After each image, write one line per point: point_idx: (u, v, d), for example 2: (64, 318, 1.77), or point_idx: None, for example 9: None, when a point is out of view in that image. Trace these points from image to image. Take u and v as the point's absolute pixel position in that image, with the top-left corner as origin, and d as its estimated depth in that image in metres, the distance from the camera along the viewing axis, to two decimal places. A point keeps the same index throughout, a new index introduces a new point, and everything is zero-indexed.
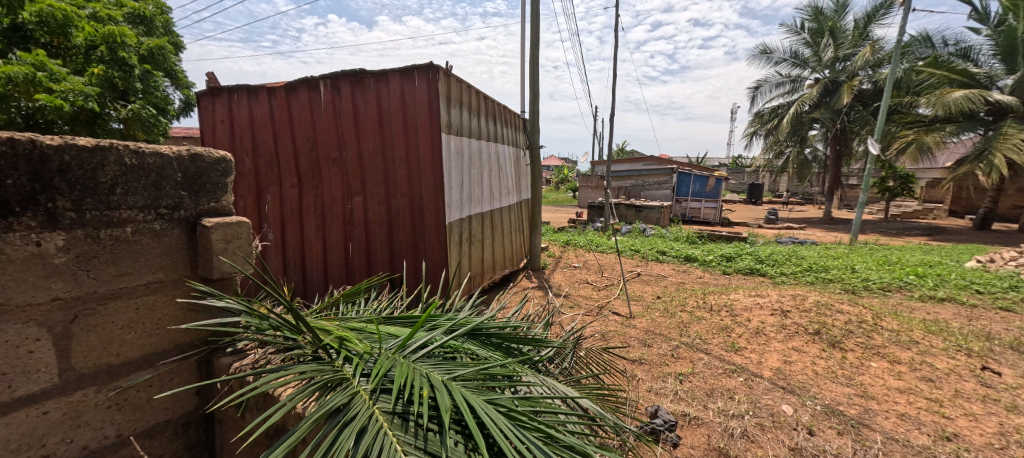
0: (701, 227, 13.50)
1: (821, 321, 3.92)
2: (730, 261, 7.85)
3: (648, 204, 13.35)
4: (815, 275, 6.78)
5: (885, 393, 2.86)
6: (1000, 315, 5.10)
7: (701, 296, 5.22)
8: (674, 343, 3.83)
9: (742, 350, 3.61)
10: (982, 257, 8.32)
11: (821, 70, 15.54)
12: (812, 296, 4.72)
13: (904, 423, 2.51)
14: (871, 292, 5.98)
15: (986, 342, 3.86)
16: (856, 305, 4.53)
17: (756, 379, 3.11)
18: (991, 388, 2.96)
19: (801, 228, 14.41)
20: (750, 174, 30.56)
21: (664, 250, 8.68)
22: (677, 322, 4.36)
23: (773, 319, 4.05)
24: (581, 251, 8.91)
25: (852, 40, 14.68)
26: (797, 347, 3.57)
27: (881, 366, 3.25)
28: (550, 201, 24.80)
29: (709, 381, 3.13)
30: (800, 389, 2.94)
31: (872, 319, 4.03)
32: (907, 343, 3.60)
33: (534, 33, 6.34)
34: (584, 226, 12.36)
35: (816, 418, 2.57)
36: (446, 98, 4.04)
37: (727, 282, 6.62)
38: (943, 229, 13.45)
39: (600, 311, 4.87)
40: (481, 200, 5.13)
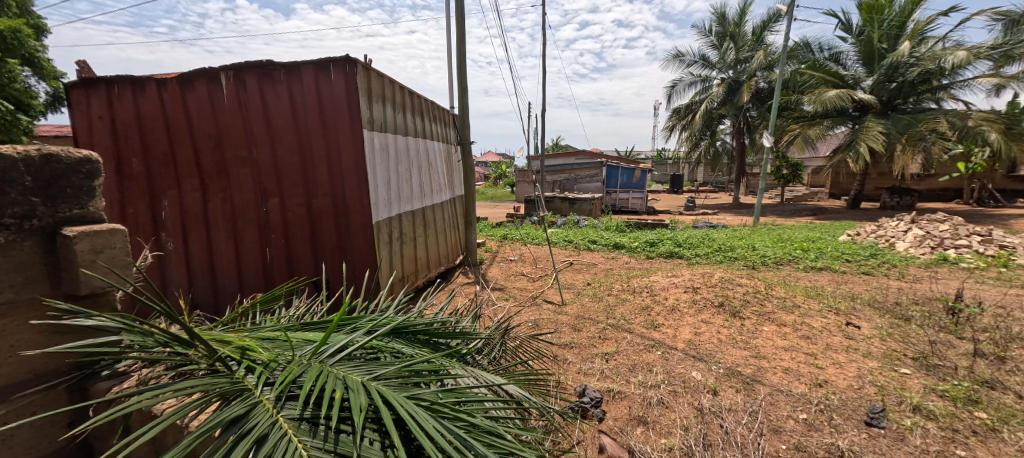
0: (629, 216, 14.38)
1: (725, 294, 4.41)
2: (653, 246, 8.46)
3: (580, 196, 13.91)
4: (724, 254, 7.57)
5: (774, 352, 3.30)
6: (865, 279, 6.08)
7: (626, 280, 5.59)
8: (602, 325, 4.08)
9: (660, 326, 3.94)
10: (852, 231, 9.83)
11: (726, 71, 17.20)
12: (718, 273, 5.27)
13: (787, 376, 2.92)
14: (768, 267, 6.82)
15: (852, 301, 4.60)
16: (753, 278, 5.14)
17: (671, 352, 3.42)
18: (853, 339, 3.53)
19: (714, 213, 15.92)
20: (671, 165, 33.07)
21: (595, 240, 9.12)
22: (604, 306, 4.64)
23: (686, 296, 4.48)
24: (517, 245, 9.06)
25: (750, 44, 16.43)
26: (705, 319, 3.97)
27: (771, 329, 3.73)
28: (488, 197, 24.85)
29: (632, 357, 3.38)
30: (707, 356, 3.28)
31: (764, 289, 4.63)
32: (791, 308, 4.19)
33: (460, 28, 6.30)
34: (521, 220, 12.58)
35: (719, 380, 2.89)
36: (366, 92, 3.90)
37: (651, 265, 7.14)
38: (825, 209, 15.64)
39: (534, 301, 5.02)
40: (411, 198, 5.02)
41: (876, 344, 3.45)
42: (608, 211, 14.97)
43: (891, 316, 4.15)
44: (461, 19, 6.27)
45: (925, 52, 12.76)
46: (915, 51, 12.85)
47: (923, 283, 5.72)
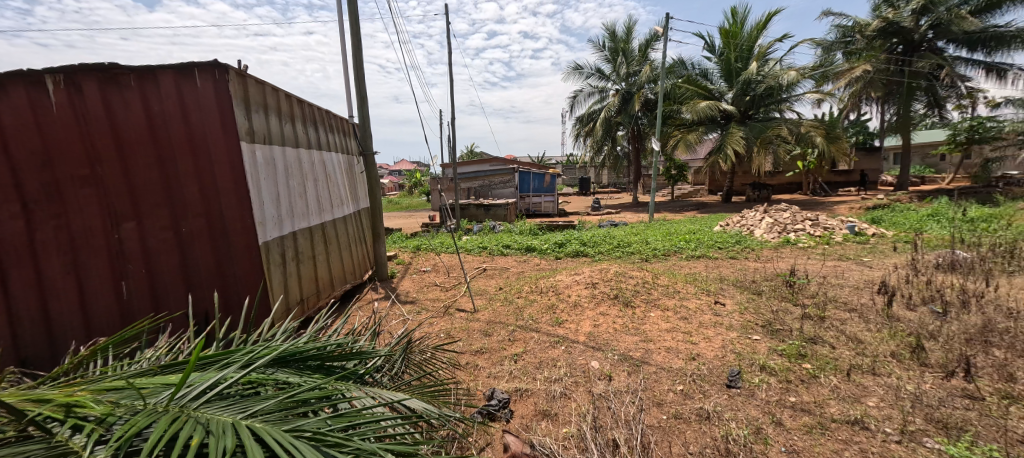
0: (541, 220, 14.98)
1: (619, 286, 4.85)
2: (562, 247, 8.94)
3: (494, 203, 14.13)
4: (622, 250, 8.29)
5: (659, 334, 3.73)
6: (733, 263, 7.13)
7: (534, 282, 5.83)
8: (511, 327, 4.20)
9: (564, 322, 4.19)
10: (724, 222, 11.45)
11: (619, 83, 18.87)
12: (614, 267, 5.77)
13: (669, 354, 3.32)
14: (659, 258, 7.64)
15: (721, 283, 5.37)
16: (643, 270, 5.72)
17: (574, 345, 3.65)
18: (719, 316, 4.14)
19: (617, 213, 17.33)
20: (579, 170, 35.24)
21: (508, 244, 9.34)
22: (514, 308, 4.79)
23: (586, 291, 4.83)
24: (430, 255, 8.90)
25: (638, 60, 18.29)
26: (603, 311, 4.33)
27: (657, 314, 4.21)
28: (402, 207, 23.93)
29: (539, 354, 3.55)
30: (604, 346, 3.58)
31: (652, 279, 5.19)
32: (673, 293, 4.76)
33: (355, 34, 6.03)
34: (437, 229, 12.37)
35: (614, 366, 3.18)
36: (241, 101, 3.58)
37: (561, 265, 7.54)
38: (705, 204, 17.96)
39: (447, 310, 4.99)
40: (307, 213, 4.64)
41: (736, 317, 4.09)
42: (521, 216, 15.42)
43: (749, 292, 4.94)
44: (355, 26, 6.02)
45: (769, 71, 15.40)
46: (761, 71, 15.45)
47: (774, 262, 6.90)
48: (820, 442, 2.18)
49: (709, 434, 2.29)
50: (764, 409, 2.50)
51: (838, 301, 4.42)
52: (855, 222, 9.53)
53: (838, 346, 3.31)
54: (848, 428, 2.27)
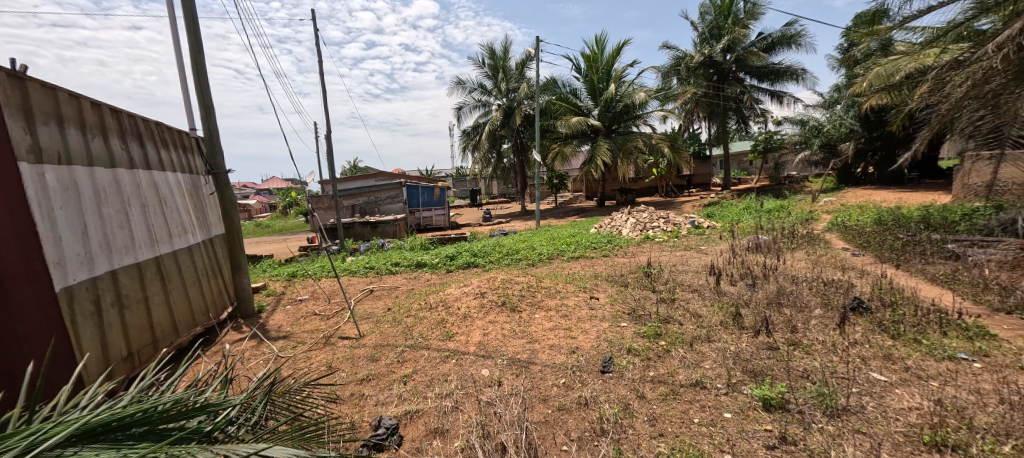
0: (433, 233, 14.67)
1: (506, 293, 5.04)
2: (453, 259, 8.90)
3: (382, 219, 13.38)
4: (511, 257, 8.61)
5: (543, 334, 3.95)
6: (607, 260, 7.96)
7: (423, 298, 5.66)
8: (400, 348, 4.02)
9: (454, 335, 4.18)
10: (599, 224, 12.72)
11: (501, 98, 19.68)
12: (501, 275, 5.96)
13: (552, 352, 3.55)
14: (544, 262, 8.14)
15: (597, 279, 5.95)
16: (528, 275, 6.02)
17: (464, 357, 3.66)
18: (594, 309, 4.58)
19: (507, 222, 17.95)
20: (469, 182, 35.56)
21: (397, 261, 8.94)
22: (403, 328, 4.60)
23: (474, 302, 4.89)
24: (307, 281, 8.04)
25: (516, 77, 19.34)
26: (491, 319, 4.44)
27: (541, 315, 4.47)
28: (274, 230, 21.16)
29: (429, 372, 3.46)
30: (494, 353, 3.66)
31: (536, 283, 5.50)
32: (554, 293, 5.12)
33: (192, 33, 5.18)
34: (317, 252, 11.23)
35: (503, 371, 3.27)
36: (17, 110, 2.81)
37: (452, 278, 7.50)
38: (584, 209, 19.71)
39: (327, 341, 4.55)
40: (134, 247, 3.81)
41: (608, 308, 4.58)
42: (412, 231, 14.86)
43: (618, 285, 5.56)
44: (192, 25, 5.18)
45: (625, 92, 17.69)
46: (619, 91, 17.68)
47: (638, 257, 7.90)
48: (673, 407, 2.56)
49: (587, 419, 2.50)
50: (631, 386, 2.84)
51: (685, 284, 5.26)
52: (695, 218, 11.48)
53: (684, 322, 3.94)
54: (692, 390, 2.71)
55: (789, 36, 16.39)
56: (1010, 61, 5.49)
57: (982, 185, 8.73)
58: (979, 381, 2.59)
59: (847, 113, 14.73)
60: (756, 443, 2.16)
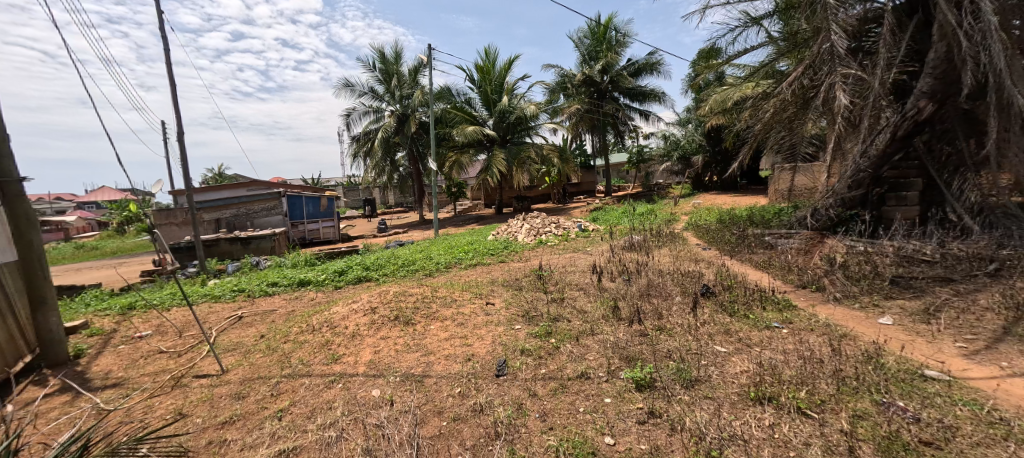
0: (320, 247, 13.33)
1: (398, 307, 4.82)
2: (342, 275, 8.20)
3: (256, 234, 11.67)
4: (407, 269, 8.28)
5: (439, 345, 3.87)
6: (504, 266, 8.16)
7: (305, 319, 5.09)
8: (275, 379, 3.53)
9: (341, 357, 3.84)
10: (496, 231, 12.97)
11: (393, 104, 18.88)
12: (394, 288, 5.67)
13: (447, 362, 3.48)
14: (441, 272, 8.01)
15: (493, 285, 6.04)
16: (423, 286, 5.85)
17: (352, 379, 3.38)
18: (490, 315, 4.64)
19: (403, 232, 17.24)
20: (362, 192, 33.23)
21: (274, 281, 7.90)
22: (280, 355, 4.07)
23: (364, 319, 4.57)
24: (150, 313, 6.60)
25: (409, 83, 18.72)
26: (383, 336, 4.20)
27: (436, 326, 4.38)
28: (106, 252, 17.00)
29: (310, 402, 3.10)
30: (386, 371, 3.45)
31: (431, 293, 5.38)
32: (449, 303, 5.05)
33: None
34: (167, 276, 9.35)
35: (396, 389, 3.10)
36: None
37: (341, 295, 6.90)
38: (483, 217, 19.95)
39: (177, 382, 3.78)
40: None
41: (503, 313, 4.68)
42: (294, 246, 13.31)
43: (513, 289, 5.73)
44: None
45: (517, 104, 18.41)
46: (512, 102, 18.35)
47: (532, 261, 8.29)
48: (561, 400, 2.70)
49: (481, 425, 2.50)
50: (524, 386, 2.93)
51: (573, 283, 5.68)
52: (582, 222, 12.46)
53: (572, 319, 4.23)
54: (579, 382, 2.90)
55: (651, 63, 18.92)
56: (798, 95, 7.11)
57: (785, 190, 11.17)
58: (787, 343, 3.27)
59: (696, 131, 17.54)
60: (630, 422, 2.39)
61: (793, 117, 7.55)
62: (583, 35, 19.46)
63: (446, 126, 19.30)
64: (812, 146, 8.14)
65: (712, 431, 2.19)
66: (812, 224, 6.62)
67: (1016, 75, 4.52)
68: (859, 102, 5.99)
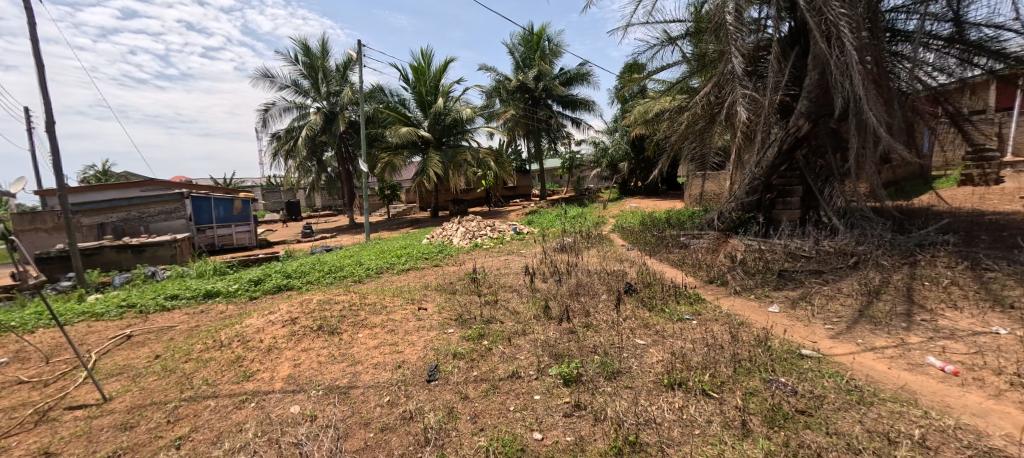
0: (232, 255, 12.05)
1: (322, 316, 4.55)
2: (258, 284, 7.50)
3: (152, 240, 10.23)
4: (333, 276, 7.78)
5: (366, 354, 3.71)
6: (438, 270, 8.03)
7: (213, 335, 4.58)
8: (172, 404, 3.13)
9: (254, 374, 3.51)
10: (431, 234, 12.68)
11: (319, 101, 17.71)
12: (317, 297, 5.33)
13: (375, 371, 3.35)
14: (371, 278, 7.67)
15: (426, 290, 5.91)
16: (350, 293, 5.57)
17: (268, 396, 3.11)
18: (422, 320, 4.54)
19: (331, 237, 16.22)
20: (285, 193, 30.63)
21: (174, 293, 6.99)
22: (179, 376, 3.62)
23: (283, 331, 4.25)
24: (6, 337, 5.49)
25: (337, 79, 17.62)
26: (305, 347, 3.92)
27: (364, 334, 4.19)
28: None
29: (215, 426, 2.79)
30: (306, 385, 3.22)
31: (359, 301, 5.14)
32: (379, 310, 4.85)
33: None
34: (32, 292, 7.86)
35: (318, 403, 2.91)
36: None
37: (257, 307, 6.30)
38: (418, 220, 19.43)
39: (42, 417, 3.19)
40: None
41: (436, 317, 4.61)
42: (201, 253, 11.89)
43: (447, 293, 5.66)
44: None
45: (452, 107, 18.19)
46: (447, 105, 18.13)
47: (467, 264, 8.26)
48: (492, 401, 2.72)
49: (410, 433, 2.44)
50: (455, 390, 2.91)
51: (507, 285, 5.76)
52: (517, 225, 12.66)
53: (505, 320, 4.30)
54: (509, 382, 2.95)
55: (582, 73, 19.79)
56: (706, 110, 7.90)
57: (697, 196, 12.33)
58: (695, 333, 3.62)
59: (622, 140, 18.71)
60: (557, 416, 2.48)
61: (702, 130, 8.37)
62: (517, 42, 19.83)
63: (379, 126, 18.55)
64: (719, 156, 9.08)
65: (630, 418, 2.36)
66: (718, 225, 7.36)
67: (870, 101, 5.41)
68: (754, 119, 6.81)
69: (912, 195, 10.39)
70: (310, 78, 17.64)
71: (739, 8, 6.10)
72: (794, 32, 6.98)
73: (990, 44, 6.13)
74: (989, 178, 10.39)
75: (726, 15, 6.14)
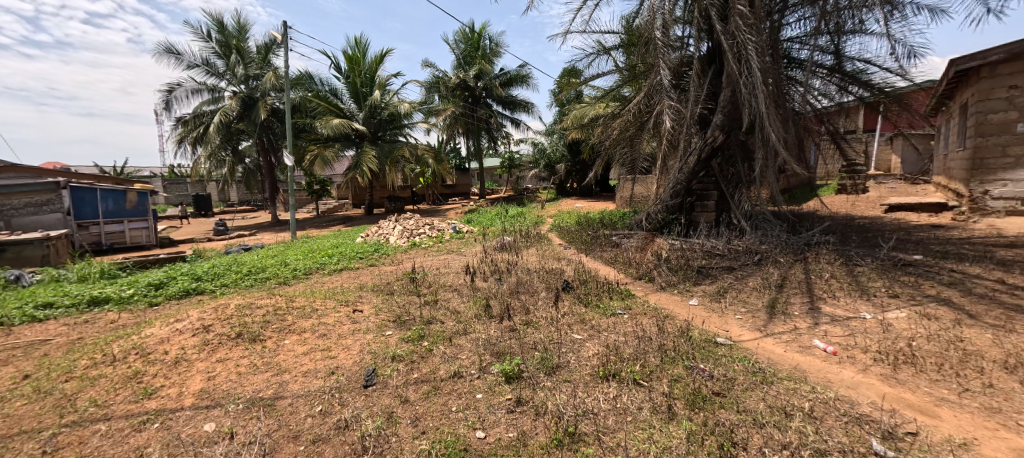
0: (126, 255, 10.54)
1: (241, 323, 4.17)
2: (160, 289, 6.64)
3: (16, 238, 8.60)
4: (253, 278, 7.12)
5: (295, 361, 3.48)
6: (374, 270, 7.70)
7: (102, 347, 3.98)
8: (50, 431, 2.67)
9: (157, 391, 3.11)
10: (365, 233, 12.11)
11: (236, 85, 16.08)
12: (234, 302, 4.87)
13: (305, 378, 3.15)
14: (298, 279, 7.15)
15: (359, 291, 5.65)
16: (274, 296, 5.16)
17: (177, 415, 2.78)
18: (357, 322, 4.34)
19: (251, 235, 14.84)
20: (193, 186, 27.39)
21: (49, 301, 5.96)
22: (57, 398, 3.08)
23: (193, 340, 3.83)
24: None
25: (258, 62, 16.08)
26: (222, 357, 3.57)
27: (292, 340, 3.90)
28: None
29: (110, 452, 2.44)
30: (224, 400, 2.93)
31: (285, 304, 4.79)
32: (309, 314, 4.55)
33: None
34: None
35: (238, 418, 2.67)
36: None
37: (159, 314, 5.57)
38: (351, 217, 18.46)
39: None
40: None
41: (372, 319, 4.43)
42: (85, 254, 10.25)
43: (383, 294, 5.45)
44: None
45: (388, 100, 17.47)
46: (383, 98, 17.43)
47: (405, 264, 8.02)
48: (434, 402, 2.69)
49: (346, 442, 2.33)
50: (394, 394, 2.83)
51: (447, 285, 5.70)
52: (456, 224, 12.55)
53: (445, 320, 4.26)
54: (451, 382, 2.93)
55: (522, 75, 19.96)
56: (636, 118, 8.42)
57: (627, 197, 13.12)
58: (627, 326, 3.88)
59: (559, 142, 19.29)
60: (500, 413, 2.52)
61: (632, 137, 8.92)
62: (458, 39, 19.64)
63: (307, 117, 17.31)
64: (646, 161, 9.77)
65: (569, 410, 2.47)
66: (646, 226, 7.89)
67: (772, 118, 6.12)
68: (678, 128, 7.40)
69: (802, 201, 11.95)
70: (225, 58, 15.94)
71: (665, 26, 6.56)
72: (711, 53, 7.69)
73: (861, 76, 7.27)
74: (858, 187, 12.31)
75: (654, 30, 6.57)
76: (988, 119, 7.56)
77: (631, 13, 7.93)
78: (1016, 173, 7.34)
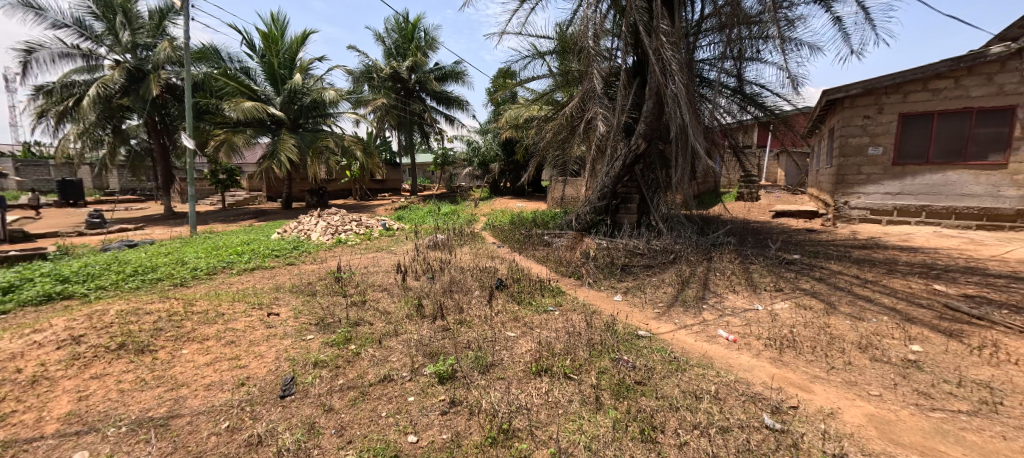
0: None
1: (125, 332, 3.57)
2: (10, 293, 5.46)
3: None
4: (140, 278, 6.16)
5: (195, 373, 3.07)
6: (292, 269, 7.08)
7: None
8: None
9: (3, 419, 2.54)
10: (281, 229, 11.07)
11: (120, 53, 13.77)
12: (115, 307, 4.16)
13: (208, 392, 2.79)
14: (199, 280, 6.33)
15: (275, 292, 5.15)
16: (168, 299, 4.51)
17: (34, 445, 2.30)
18: (272, 327, 3.95)
19: (138, 229, 12.85)
20: (60, 169, 22.98)
21: None
22: None
23: (58, 355, 3.21)
24: None
25: (149, 29, 13.93)
26: (100, 373, 3.03)
27: (191, 349, 3.44)
28: None
29: None
30: (101, 422, 2.49)
31: (183, 309, 4.21)
32: (213, 319, 4.05)
33: None
34: None
35: (120, 443, 2.28)
36: None
37: (8, 324, 4.57)
38: (265, 211, 16.82)
39: None
40: None
41: (290, 323, 4.06)
42: None
43: (304, 295, 5.02)
44: None
45: (311, 87, 16.19)
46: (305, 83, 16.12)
47: (329, 262, 7.49)
48: (362, 409, 2.54)
49: None
50: (316, 402, 2.62)
51: (375, 284, 5.41)
52: (386, 221, 12.02)
53: (374, 322, 4.04)
54: (380, 386, 2.79)
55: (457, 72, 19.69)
56: (568, 122, 8.73)
57: (558, 198, 13.56)
58: (558, 322, 4.00)
59: (493, 141, 19.38)
60: (433, 415, 2.45)
61: (564, 140, 9.22)
62: (391, 28, 18.84)
63: (212, 97, 15.41)
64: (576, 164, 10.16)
65: (503, 407, 2.48)
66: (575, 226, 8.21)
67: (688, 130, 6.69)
68: (606, 134, 7.80)
69: (710, 206, 13.29)
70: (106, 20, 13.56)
71: (597, 36, 6.87)
72: (636, 66, 8.24)
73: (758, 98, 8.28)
74: (753, 196, 14.01)
75: (587, 39, 6.85)
76: (849, 142, 9.02)
77: (564, 20, 8.19)
78: (867, 187, 8.89)
